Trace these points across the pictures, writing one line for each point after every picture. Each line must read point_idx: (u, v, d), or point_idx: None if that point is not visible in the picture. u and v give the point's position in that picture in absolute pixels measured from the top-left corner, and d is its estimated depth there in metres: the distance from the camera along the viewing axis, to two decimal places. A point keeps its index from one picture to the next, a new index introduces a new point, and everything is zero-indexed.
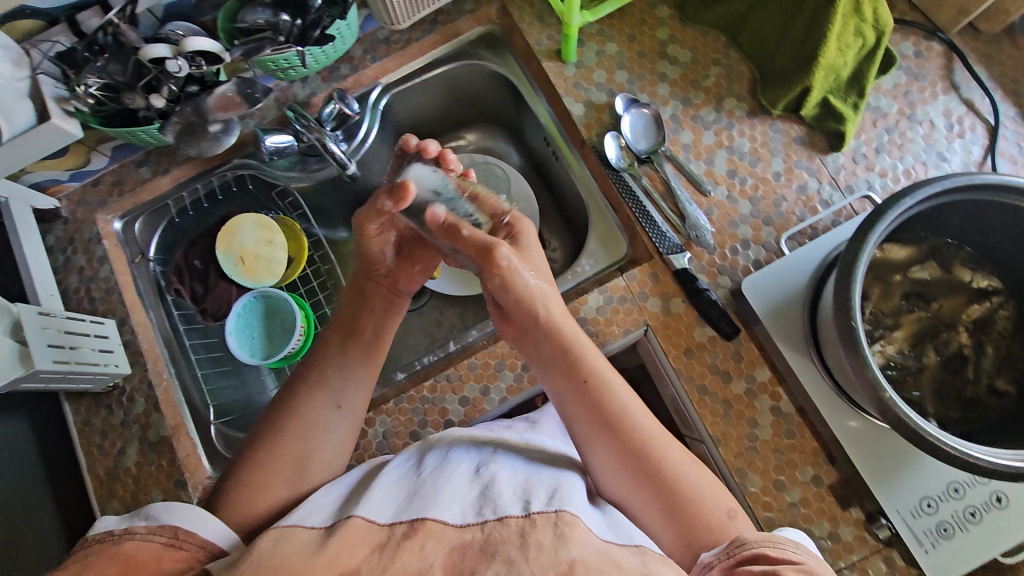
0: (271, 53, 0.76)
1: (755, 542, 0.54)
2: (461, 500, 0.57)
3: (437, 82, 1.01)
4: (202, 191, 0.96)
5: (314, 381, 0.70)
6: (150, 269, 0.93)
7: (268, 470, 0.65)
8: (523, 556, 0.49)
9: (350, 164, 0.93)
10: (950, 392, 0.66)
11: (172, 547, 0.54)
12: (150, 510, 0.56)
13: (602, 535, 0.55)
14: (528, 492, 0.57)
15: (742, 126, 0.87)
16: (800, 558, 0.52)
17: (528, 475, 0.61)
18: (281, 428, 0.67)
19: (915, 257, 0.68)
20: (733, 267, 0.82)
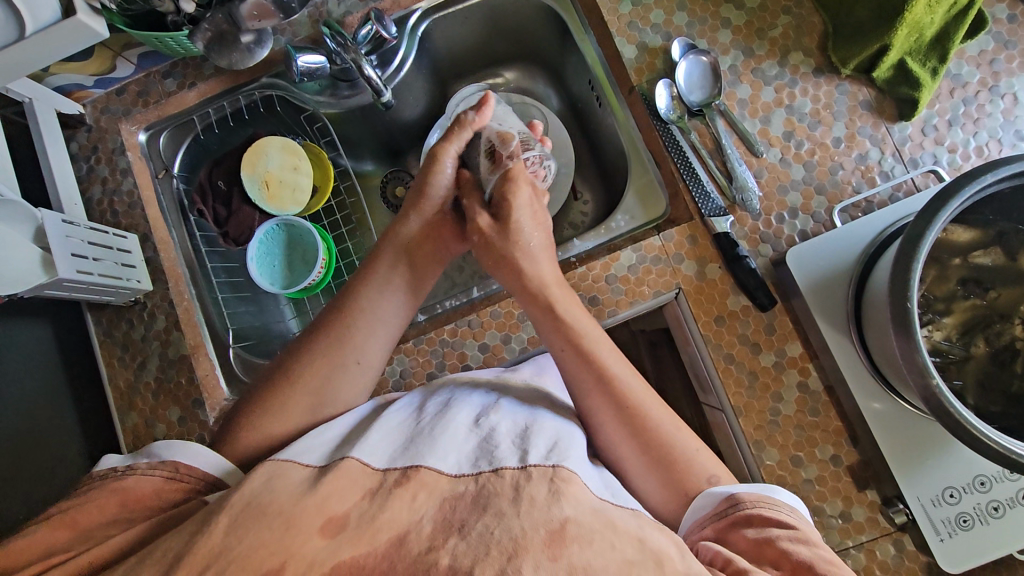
0: None
1: (749, 503, 0.54)
2: (457, 446, 0.54)
3: (479, 11, 0.94)
4: (228, 108, 0.91)
5: (343, 331, 0.68)
6: (173, 185, 0.90)
7: (283, 405, 0.64)
8: (516, 512, 0.47)
9: (385, 92, 0.90)
10: (994, 384, 0.63)
11: (171, 480, 0.54)
12: (154, 448, 0.56)
13: (596, 492, 0.52)
14: (527, 442, 0.55)
15: (805, 84, 0.81)
16: (795, 522, 0.53)
17: (530, 423, 0.58)
18: (303, 369, 0.66)
19: (979, 241, 0.64)
20: (777, 236, 0.78)
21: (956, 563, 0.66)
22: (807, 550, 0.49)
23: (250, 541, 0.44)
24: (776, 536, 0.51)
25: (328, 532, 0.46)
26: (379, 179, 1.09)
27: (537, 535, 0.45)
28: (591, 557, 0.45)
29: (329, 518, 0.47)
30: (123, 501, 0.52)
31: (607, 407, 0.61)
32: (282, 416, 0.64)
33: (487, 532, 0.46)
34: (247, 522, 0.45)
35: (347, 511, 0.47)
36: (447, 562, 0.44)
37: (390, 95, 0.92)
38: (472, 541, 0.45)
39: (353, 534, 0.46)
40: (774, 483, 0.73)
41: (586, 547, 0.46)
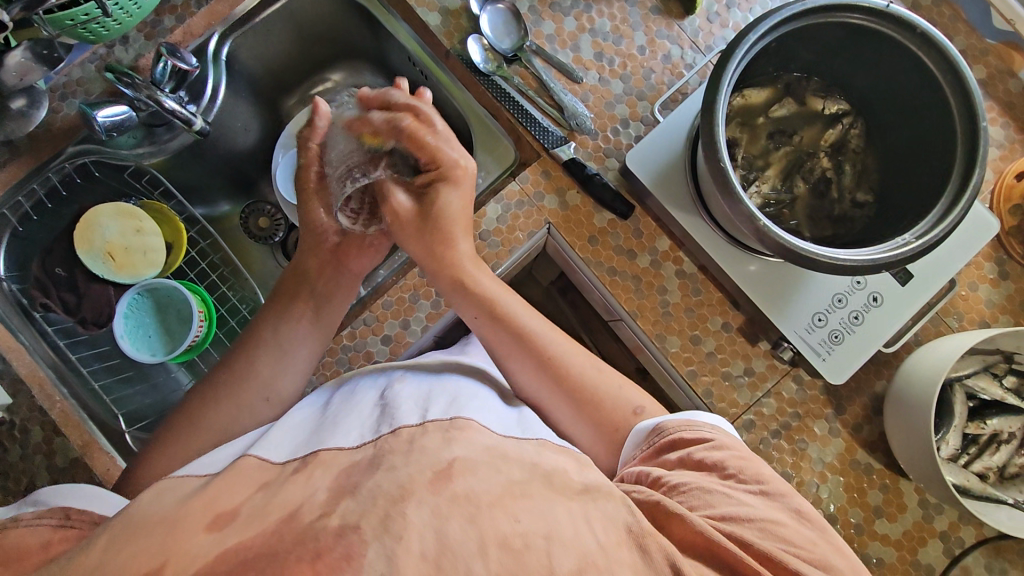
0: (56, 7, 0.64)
1: (672, 429, 0.59)
2: (360, 423, 0.56)
3: (280, 20, 0.92)
4: (41, 190, 0.82)
5: (249, 349, 0.70)
6: (4, 289, 0.80)
7: (184, 430, 0.65)
8: (405, 460, 0.48)
9: (197, 120, 0.86)
10: (821, 214, 0.71)
11: (63, 526, 0.52)
12: (36, 497, 0.55)
13: (500, 430, 0.56)
14: (426, 403, 0.57)
15: (599, 5, 0.86)
16: (713, 435, 0.57)
17: (431, 388, 0.61)
18: (210, 393, 0.67)
19: (774, 96, 0.72)
20: (618, 148, 0.83)
21: (839, 374, 0.74)
22: (719, 454, 0.55)
23: (129, 551, 0.41)
24: (694, 451, 0.56)
25: (215, 527, 0.43)
26: (239, 217, 1.06)
27: (421, 476, 0.46)
28: (473, 484, 0.46)
29: (217, 515, 0.44)
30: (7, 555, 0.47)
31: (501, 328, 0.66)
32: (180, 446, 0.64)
33: (376, 485, 0.45)
34: (121, 542, 0.42)
35: (236, 506, 0.45)
36: (339, 521, 0.42)
37: (203, 122, 0.87)
38: (361, 498, 0.44)
39: (241, 524, 0.43)
40: (684, 365, 0.81)
41: (469, 476, 0.47)
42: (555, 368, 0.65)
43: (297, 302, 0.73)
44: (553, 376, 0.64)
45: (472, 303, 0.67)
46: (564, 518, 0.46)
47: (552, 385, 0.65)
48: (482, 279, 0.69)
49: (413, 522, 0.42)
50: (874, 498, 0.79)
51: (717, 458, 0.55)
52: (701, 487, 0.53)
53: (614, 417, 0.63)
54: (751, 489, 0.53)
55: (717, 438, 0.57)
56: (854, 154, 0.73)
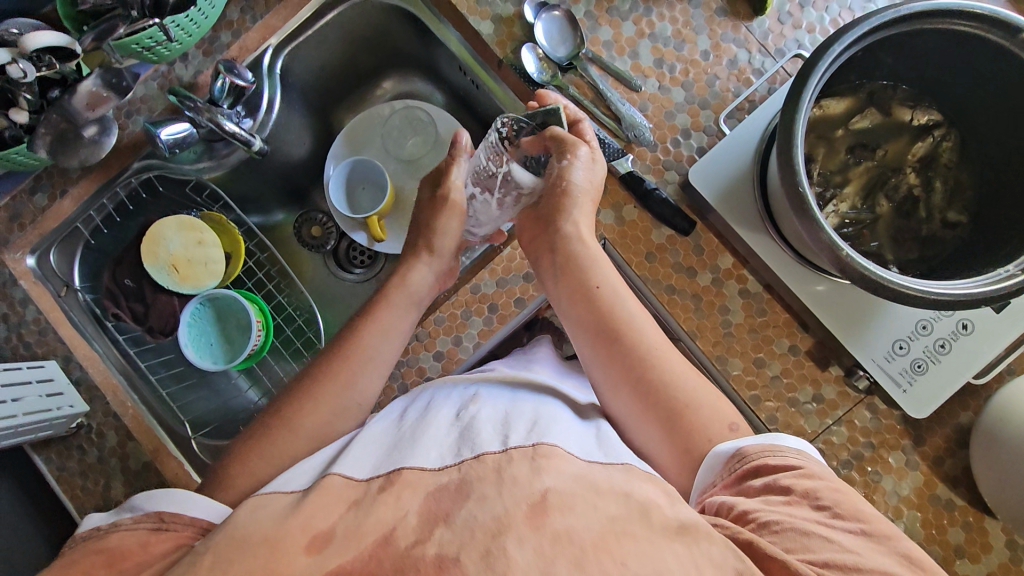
0: (124, 33, 0.63)
1: (754, 455, 0.53)
2: (438, 442, 0.55)
3: (334, 29, 0.90)
4: (110, 205, 0.87)
5: (353, 344, 0.66)
6: (80, 299, 0.86)
7: (283, 428, 0.62)
8: (498, 491, 0.48)
9: (254, 140, 0.88)
10: (906, 235, 0.66)
11: (160, 531, 0.52)
12: (136, 502, 0.55)
13: (583, 455, 0.54)
14: (506, 427, 0.55)
15: (660, 9, 0.82)
16: (802, 463, 0.52)
17: (510, 408, 0.59)
18: (314, 387, 0.64)
19: (853, 108, 0.67)
20: (678, 160, 0.80)
21: (922, 407, 0.69)
22: (813, 483, 0.50)
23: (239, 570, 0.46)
24: (780, 476, 0.51)
25: (315, 548, 0.47)
26: (292, 226, 1.08)
27: (518, 509, 0.47)
28: (572, 521, 0.47)
29: (315, 534, 0.48)
30: (108, 560, 0.50)
31: (599, 319, 0.63)
32: (279, 440, 0.61)
33: (470, 517, 0.47)
34: (230, 555, 0.47)
35: (331, 524, 0.48)
36: (434, 551, 0.46)
37: (261, 141, 0.90)
38: (457, 528, 0.47)
39: (341, 542, 0.47)
40: (745, 390, 0.77)
41: (567, 513, 0.48)
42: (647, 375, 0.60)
43: (399, 301, 0.70)
44: (643, 384, 0.60)
45: (580, 298, 0.65)
46: (675, 564, 0.45)
47: (640, 389, 0.60)
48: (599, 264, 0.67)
49: (516, 558, 0.45)
50: (955, 536, 0.74)
51: (807, 489, 0.50)
52: (796, 526, 0.48)
53: (699, 433, 0.57)
54: (849, 528, 0.48)
55: (803, 466, 0.52)
56: (946, 170, 0.66)
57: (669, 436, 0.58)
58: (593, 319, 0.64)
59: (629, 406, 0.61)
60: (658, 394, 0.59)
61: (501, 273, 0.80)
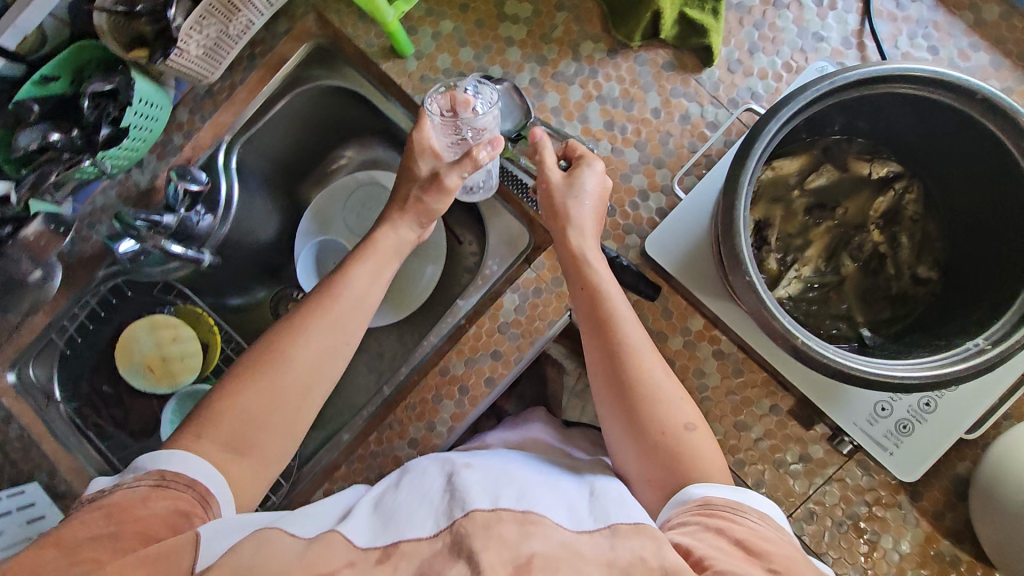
0: (59, 176, 0.62)
1: (718, 505, 0.52)
2: (430, 502, 0.53)
3: (282, 118, 0.91)
4: (82, 314, 0.87)
5: (333, 289, 0.67)
6: (61, 410, 0.87)
7: (274, 362, 0.62)
8: (486, 548, 0.47)
9: (204, 254, 0.88)
10: (876, 294, 0.63)
11: (161, 488, 0.54)
12: (137, 463, 0.56)
13: (571, 526, 0.51)
14: (497, 487, 0.53)
15: (605, 69, 0.80)
16: (763, 529, 0.50)
17: (505, 472, 0.57)
18: (300, 320, 0.64)
19: (808, 165, 0.64)
20: (638, 223, 0.78)
21: (912, 469, 0.66)
22: (771, 548, 0.48)
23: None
24: (740, 533, 0.49)
25: None
26: (270, 303, 1.05)
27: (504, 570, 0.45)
28: None
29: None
30: (107, 514, 0.51)
31: (588, 318, 0.65)
32: (263, 376, 0.61)
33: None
34: None
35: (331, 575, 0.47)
36: None
37: (210, 254, 0.90)
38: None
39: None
40: (729, 455, 0.74)
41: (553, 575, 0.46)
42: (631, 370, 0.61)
43: (388, 249, 0.73)
44: (624, 377, 0.61)
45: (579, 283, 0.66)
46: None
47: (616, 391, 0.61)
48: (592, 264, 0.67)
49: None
50: None
51: (762, 549, 0.48)
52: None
53: (662, 429, 0.58)
54: None
55: (765, 529, 0.50)
56: (912, 222, 0.64)
57: (637, 422, 0.59)
58: (590, 307, 0.65)
59: (605, 394, 0.62)
60: (630, 395, 0.60)
61: (468, 354, 0.79)
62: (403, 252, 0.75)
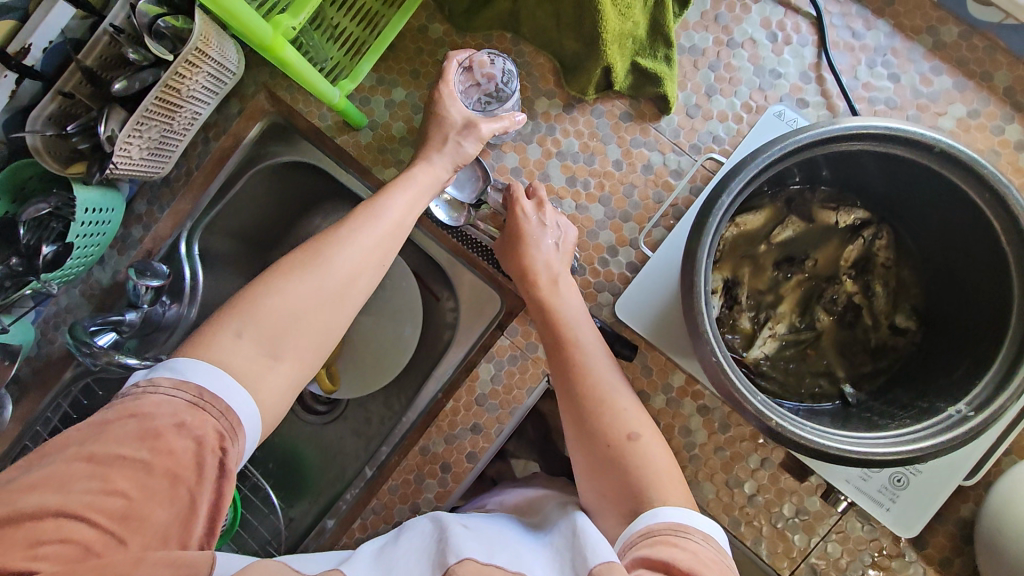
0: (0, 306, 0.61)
1: (656, 533, 0.49)
2: (425, 559, 0.50)
3: (247, 194, 0.88)
4: (54, 417, 0.84)
5: (372, 210, 0.63)
6: None
7: (314, 265, 0.57)
8: None
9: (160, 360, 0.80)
10: (855, 347, 0.61)
11: (196, 407, 0.48)
12: (176, 363, 0.50)
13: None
14: (490, 547, 0.51)
15: (563, 125, 0.78)
16: (701, 552, 0.47)
17: (501, 539, 0.54)
18: (334, 232, 0.60)
19: (773, 218, 0.62)
20: (609, 280, 0.75)
21: (911, 524, 0.63)
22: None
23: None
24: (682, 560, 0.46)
25: None
26: None
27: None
28: None
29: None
30: (140, 431, 0.45)
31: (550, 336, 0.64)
32: (305, 276, 0.57)
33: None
34: None
35: None
36: None
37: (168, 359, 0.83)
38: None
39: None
40: (724, 514, 0.72)
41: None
42: (583, 386, 0.60)
43: (425, 182, 0.69)
44: (577, 392, 0.60)
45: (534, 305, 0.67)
46: None
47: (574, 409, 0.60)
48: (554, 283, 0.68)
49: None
50: None
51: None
52: None
53: (608, 438, 0.57)
54: None
55: (702, 552, 0.47)
56: (885, 270, 0.61)
57: (587, 435, 0.58)
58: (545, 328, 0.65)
59: (561, 410, 0.61)
60: (587, 413, 0.59)
61: (447, 430, 0.76)
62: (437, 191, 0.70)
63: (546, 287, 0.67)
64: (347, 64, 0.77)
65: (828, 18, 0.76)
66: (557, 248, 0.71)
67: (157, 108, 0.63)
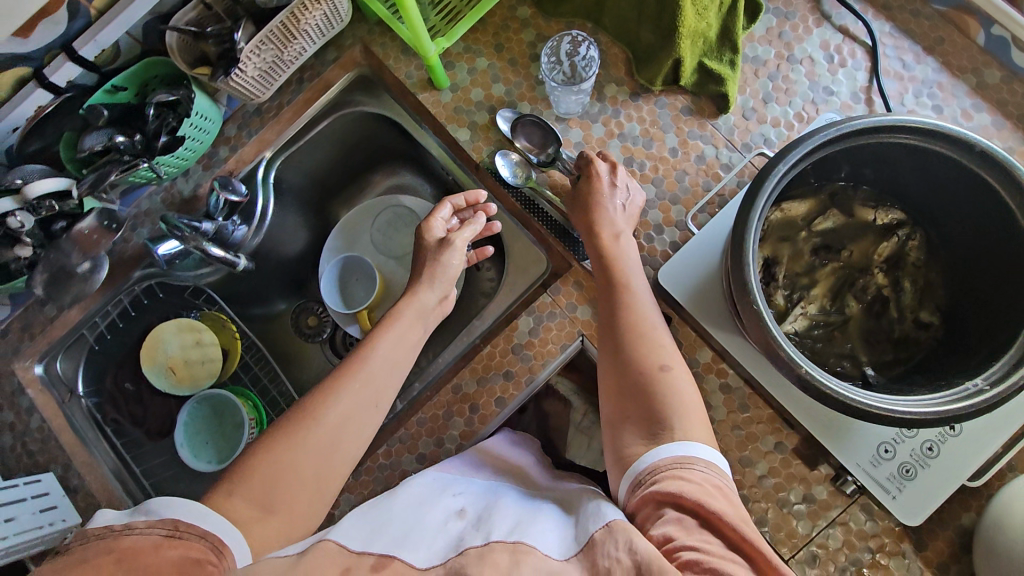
0: (118, 177, 0.67)
1: (665, 469, 0.55)
2: (430, 535, 0.57)
3: (326, 139, 0.98)
4: (114, 311, 0.92)
5: (369, 358, 0.69)
6: (83, 404, 0.90)
7: (306, 424, 0.63)
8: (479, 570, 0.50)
9: (239, 258, 0.90)
10: (879, 336, 0.65)
11: (173, 538, 0.51)
12: (150, 504, 0.53)
13: (557, 551, 0.53)
14: (494, 523, 0.57)
15: (627, 110, 0.85)
16: (707, 477, 0.53)
17: (499, 510, 0.60)
18: (323, 389, 0.66)
19: (816, 208, 0.67)
20: (652, 255, 0.81)
21: (915, 514, 0.65)
22: (718, 502, 0.51)
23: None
24: (688, 490, 0.52)
25: None
26: (291, 315, 1.10)
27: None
28: None
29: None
30: (121, 561, 0.49)
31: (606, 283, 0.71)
32: (303, 441, 0.62)
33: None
34: None
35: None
36: None
37: (245, 260, 0.93)
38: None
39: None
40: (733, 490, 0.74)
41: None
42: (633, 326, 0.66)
43: (411, 316, 0.75)
44: (621, 333, 0.66)
45: (598, 253, 0.73)
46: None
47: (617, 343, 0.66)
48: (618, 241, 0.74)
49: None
50: None
51: (714, 509, 0.50)
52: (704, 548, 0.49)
53: (646, 370, 0.63)
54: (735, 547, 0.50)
55: (710, 477, 0.53)
56: (915, 268, 0.66)
57: (626, 369, 0.63)
58: (605, 275, 0.72)
59: (607, 344, 0.67)
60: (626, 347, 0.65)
61: (481, 372, 0.81)
62: (426, 319, 0.76)
63: (611, 243, 0.74)
64: (442, 28, 0.87)
65: (883, 49, 0.82)
66: (625, 211, 0.77)
67: (279, 31, 0.71)
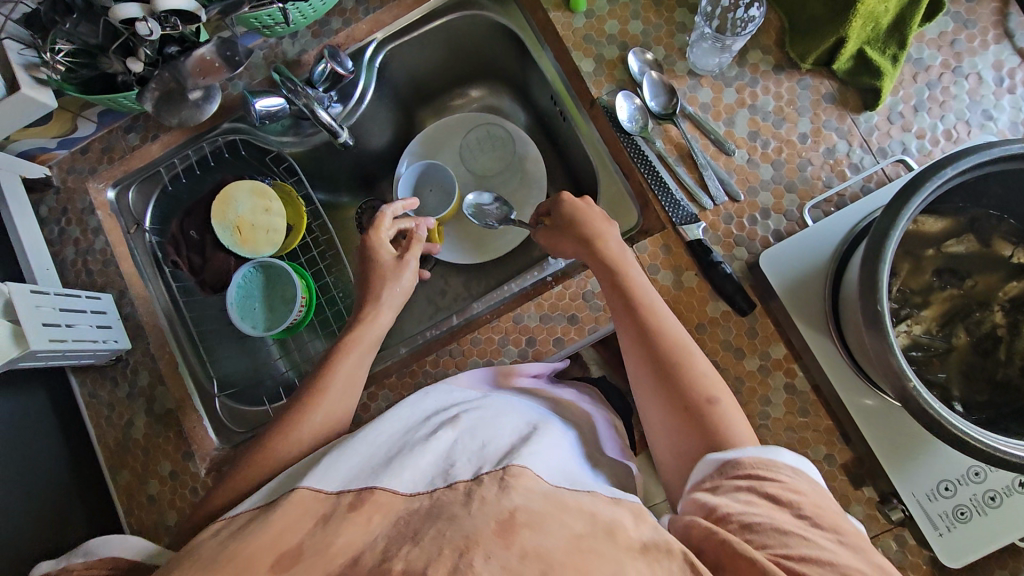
0: (249, 11, 0.67)
1: (748, 466, 0.51)
2: (416, 460, 0.53)
3: (436, 36, 0.93)
4: (193, 157, 0.91)
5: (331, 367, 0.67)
6: (146, 240, 0.90)
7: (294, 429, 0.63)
8: (468, 510, 0.47)
9: (341, 131, 0.88)
10: (980, 374, 0.62)
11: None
12: (87, 546, 0.57)
13: (550, 479, 0.53)
14: (482, 455, 0.54)
15: (766, 82, 0.80)
16: (793, 482, 0.49)
17: (489, 430, 0.58)
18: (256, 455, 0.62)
19: (951, 229, 0.62)
20: (751, 238, 0.77)
21: (955, 557, 0.66)
22: (799, 500, 0.48)
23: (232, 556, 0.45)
24: (767, 485, 0.49)
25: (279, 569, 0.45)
26: (355, 209, 1.09)
27: (486, 527, 0.46)
28: (544, 542, 0.45)
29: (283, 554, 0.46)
30: None
31: (647, 340, 0.62)
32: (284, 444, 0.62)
33: (442, 535, 0.45)
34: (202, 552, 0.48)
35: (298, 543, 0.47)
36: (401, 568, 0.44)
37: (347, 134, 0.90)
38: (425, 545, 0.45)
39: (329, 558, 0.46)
40: None
41: (537, 531, 0.46)
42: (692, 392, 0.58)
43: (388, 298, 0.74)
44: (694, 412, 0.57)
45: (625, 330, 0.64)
46: None
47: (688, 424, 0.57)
48: (641, 292, 0.66)
49: None
50: None
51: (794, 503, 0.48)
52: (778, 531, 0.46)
53: None
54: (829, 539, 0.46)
55: (796, 486, 0.49)
56: None
57: (686, 451, 0.57)
58: (640, 330, 0.63)
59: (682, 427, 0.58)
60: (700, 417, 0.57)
61: (546, 309, 0.79)
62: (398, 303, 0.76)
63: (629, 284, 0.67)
64: None
65: None
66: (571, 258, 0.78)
67: None
